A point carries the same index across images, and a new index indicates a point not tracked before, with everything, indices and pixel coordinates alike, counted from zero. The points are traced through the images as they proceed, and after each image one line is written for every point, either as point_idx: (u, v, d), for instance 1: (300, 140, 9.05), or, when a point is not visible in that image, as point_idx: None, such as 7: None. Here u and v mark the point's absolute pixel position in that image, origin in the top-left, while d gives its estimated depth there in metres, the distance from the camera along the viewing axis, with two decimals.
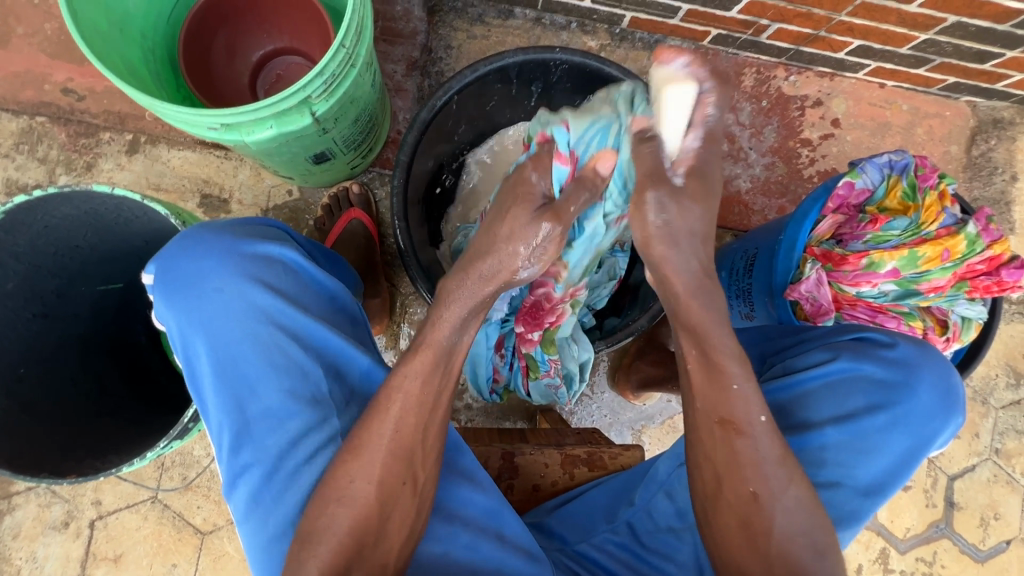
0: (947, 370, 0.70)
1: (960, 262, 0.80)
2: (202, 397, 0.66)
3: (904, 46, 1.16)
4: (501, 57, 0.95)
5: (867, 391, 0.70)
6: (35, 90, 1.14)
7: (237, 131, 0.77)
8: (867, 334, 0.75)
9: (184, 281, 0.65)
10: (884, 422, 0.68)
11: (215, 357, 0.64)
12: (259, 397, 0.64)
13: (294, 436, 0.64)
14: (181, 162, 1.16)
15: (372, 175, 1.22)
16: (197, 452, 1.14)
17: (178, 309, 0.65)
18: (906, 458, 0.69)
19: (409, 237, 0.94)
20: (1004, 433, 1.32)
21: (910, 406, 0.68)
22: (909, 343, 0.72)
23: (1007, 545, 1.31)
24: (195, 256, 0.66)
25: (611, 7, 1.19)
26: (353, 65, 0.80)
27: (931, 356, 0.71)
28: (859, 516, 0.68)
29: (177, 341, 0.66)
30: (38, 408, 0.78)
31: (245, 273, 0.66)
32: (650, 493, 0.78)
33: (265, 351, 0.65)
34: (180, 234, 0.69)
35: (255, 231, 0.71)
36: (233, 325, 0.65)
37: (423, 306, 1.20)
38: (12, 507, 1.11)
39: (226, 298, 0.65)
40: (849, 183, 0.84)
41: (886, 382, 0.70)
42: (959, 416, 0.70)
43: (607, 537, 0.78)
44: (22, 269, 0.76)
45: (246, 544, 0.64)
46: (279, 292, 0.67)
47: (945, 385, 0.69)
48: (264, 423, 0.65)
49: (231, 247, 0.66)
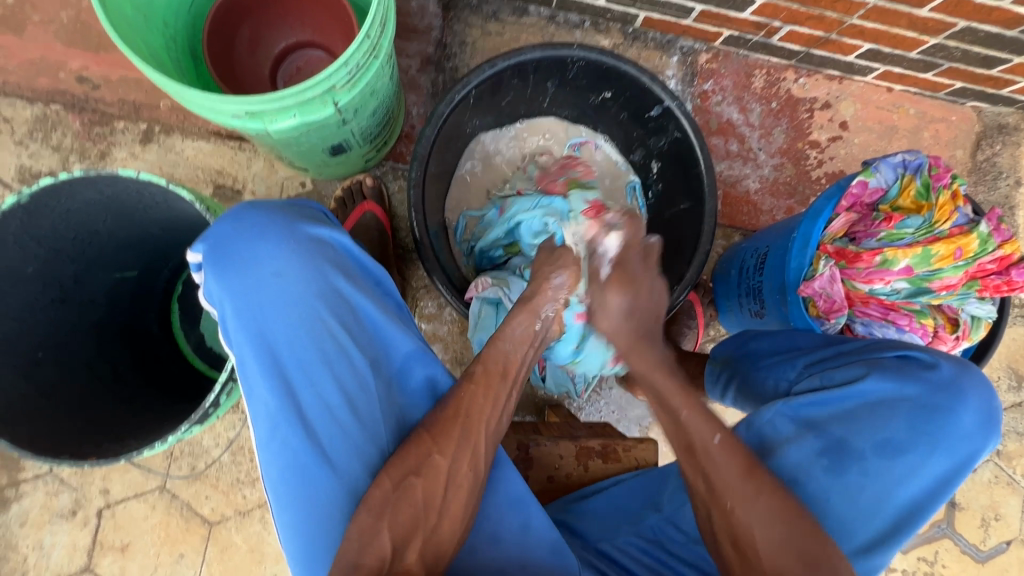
0: (987, 393, 0.70)
1: (972, 261, 0.81)
2: (248, 380, 0.64)
3: (913, 51, 1.17)
4: (520, 53, 0.96)
5: (908, 415, 0.69)
6: (50, 78, 1.14)
7: (260, 120, 0.77)
8: (912, 351, 0.74)
9: (241, 264, 0.64)
10: (926, 447, 0.68)
11: (269, 343, 0.64)
12: (312, 381, 0.64)
13: (343, 426, 0.65)
14: (195, 153, 1.17)
15: (385, 169, 1.23)
16: (207, 442, 1.14)
17: (233, 291, 0.64)
18: (940, 481, 0.69)
19: (425, 229, 0.94)
20: (1006, 435, 1.34)
21: (952, 428, 0.68)
22: (951, 364, 0.71)
23: (1007, 546, 1.33)
24: (253, 239, 0.65)
25: (626, 7, 1.20)
26: (376, 56, 0.80)
27: (972, 376, 0.70)
28: (890, 537, 0.69)
29: (228, 324, 0.65)
30: (57, 393, 0.78)
31: (303, 260, 0.66)
32: (678, 502, 0.78)
33: (320, 339, 0.65)
34: (229, 214, 0.67)
35: (306, 216, 0.71)
36: (289, 311, 0.65)
37: (435, 300, 1.21)
38: (19, 495, 1.11)
39: (284, 283, 0.65)
40: (863, 182, 0.84)
41: (930, 404, 0.69)
42: (997, 438, 0.70)
43: (629, 539, 0.77)
44: (42, 253, 0.76)
45: (287, 529, 0.63)
46: (333, 279, 0.67)
47: (987, 410, 0.69)
48: (314, 407, 0.64)
49: (288, 231, 0.66)
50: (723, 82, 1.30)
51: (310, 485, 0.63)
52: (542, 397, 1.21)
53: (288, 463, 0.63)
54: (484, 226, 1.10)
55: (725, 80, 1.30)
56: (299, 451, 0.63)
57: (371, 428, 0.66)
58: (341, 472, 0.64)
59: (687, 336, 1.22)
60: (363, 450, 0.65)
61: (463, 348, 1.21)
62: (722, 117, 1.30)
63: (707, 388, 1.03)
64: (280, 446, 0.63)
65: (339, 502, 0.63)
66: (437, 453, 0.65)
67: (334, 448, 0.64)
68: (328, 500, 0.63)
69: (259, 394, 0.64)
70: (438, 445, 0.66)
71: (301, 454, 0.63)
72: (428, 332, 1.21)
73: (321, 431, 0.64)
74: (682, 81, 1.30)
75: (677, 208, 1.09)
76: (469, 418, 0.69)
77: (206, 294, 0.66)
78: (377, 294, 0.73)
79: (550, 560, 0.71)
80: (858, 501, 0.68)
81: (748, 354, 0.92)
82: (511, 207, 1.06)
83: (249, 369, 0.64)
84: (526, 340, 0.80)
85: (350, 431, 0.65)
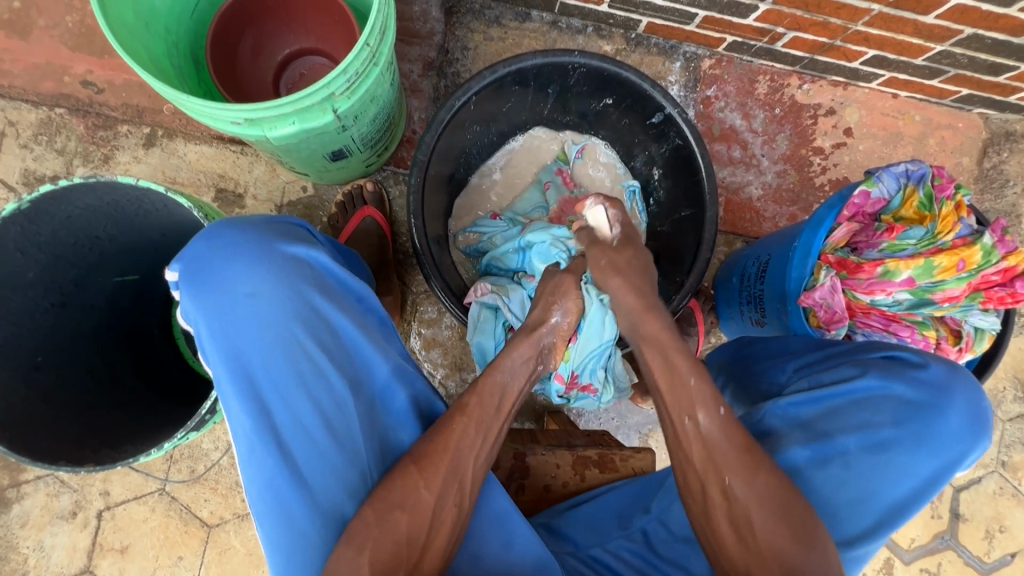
0: (977, 395, 0.68)
1: (975, 272, 0.80)
2: (224, 399, 0.65)
3: (918, 57, 1.16)
4: (520, 59, 0.96)
5: (895, 412, 0.69)
6: (55, 82, 1.15)
7: (259, 127, 0.77)
8: (898, 352, 0.73)
9: (215, 284, 0.65)
10: (911, 443, 0.67)
11: (242, 363, 0.64)
12: (287, 400, 0.64)
13: (319, 447, 0.65)
14: (198, 157, 1.17)
15: (386, 174, 1.23)
16: (206, 445, 1.15)
17: (208, 312, 0.64)
18: (930, 481, 0.67)
19: (425, 237, 0.94)
20: (1011, 446, 1.32)
21: (938, 428, 0.67)
22: (941, 365, 0.69)
23: (1011, 558, 1.31)
24: (227, 259, 0.65)
25: (628, 12, 1.20)
26: (375, 64, 0.80)
27: (962, 381, 0.68)
28: (875, 534, 0.67)
29: (203, 344, 0.65)
30: (55, 397, 0.78)
31: (278, 278, 0.66)
32: (667, 502, 0.79)
33: (295, 357, 0.65)
34: (205, 233, 0.68)
35: (284, 233, 0.71)
36: (263, 331, 0.65)
37: (435, 305, 1.21)
38: (20, 496, 1.11)
39: (257, 303, 0.65)
40: (865, 192, 0.83)
41: (918, 403, 0.68)
42: (986, 440, 0.67)
43: (621, 543, 0.78)
44: (43, 258, 0.77)
45: (265, 548, 0.64)
46: (308, 297, 0.67)
47: (975, 411, 0.67)
48: (290, 426, 0.64)
49: (264, 250, 0.67)
50: (726, 88, 1.29)
51: (286, 506, 0.63)
52: (541, 403, 1.21)
53: (264, 483, 0.63)
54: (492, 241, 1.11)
55: (727, 86, 1.29)
56: (274, 472, 0.63)
57: (350, 447, 0.66)
58: (318, 494, 0.64)
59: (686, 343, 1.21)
60: (341, 470, 0.65)
61: (461, 353, 1.21)
62: (725, 123, 1.29)
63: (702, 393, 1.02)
64: (256, 466, 0.63)
65: (316, 521, 0.63)
66: (424, 487, 0.65)
67: (311, 468, 0.64)
68: (305, 520, 0.63)
69: (235, 414, 0.64)
70: (426, 479, 0.65)
71: (276, 474, 0.63)
72: (428, 338, 1.21)
73: (297, 451, 0.64)
74: (685, 87, 1.30)
75: (678, 215, 1.08)
76: (457, 452, 0.68)
77: (182, 313, 0.67)
78: (356, 312, 0.73)
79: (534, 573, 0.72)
80: (837, 494, 0.68)
81: (744, 358, 0.92)
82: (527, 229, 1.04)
83: (224, 388, 0.64)
84: (525, 363, 0.81)
85: (327, 451, 0.65)
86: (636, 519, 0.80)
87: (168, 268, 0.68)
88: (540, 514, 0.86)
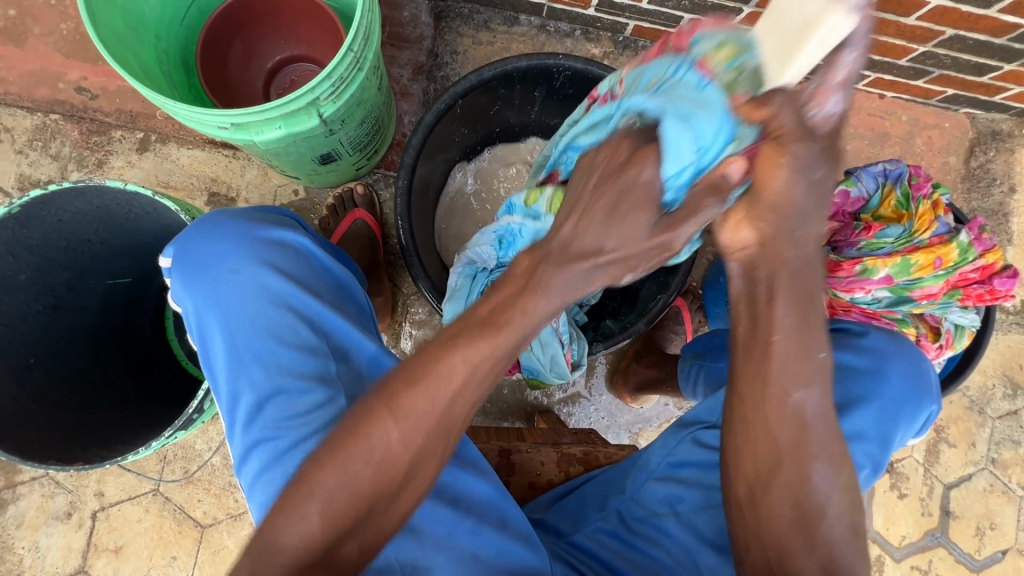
0: (917, 358, 0.73)
1: (953, 270, 0.81)
2: (216, 374, 0.68)
3: (902, 58, 1.17)
4: (505, 62, 0.97)
5: (843, 378, 0.72)
6: (49, 89, 1.16)
7: (246, 131, 0.78)
8: (841, 325, 0.79)
9: (202, 264, 0.68)
10: (863, 405, 0.70)
11: (230, 338, 0.67)
12: (272, 375, 0.66)
13: (303, 416, 0.66)
14: (190, 161, 1.19)
15: (377, 176, 1.24)
16: (199, 446, 1.16)
17: (197, 291, 0.67)
18: (883, 443, 0.70)
19: (412, 236, 0.95)
20: (1000, 443, 1.33)
21: (884, 390, 0.71)
22: (879, 334, 0.76)
23: (1002, 555, 1.32)
24: (213, 240, 0.69)
25: (615, 16, 1.22)
26: (360, 69, 0.82)
27: (901, 343, 0.74)
28: None
29: (194, 322, 0.68)
30: (47, 398, 0.80)
31: (261, 257, 0.69)
32: (641, 483, 0.79)
33: (276, 329, 0.67)
34: (197, 220, 0.72)
35: (269, 219, 0.74)
36: (248, 307, 0.67)
37: (425, 307, 1.22)
38: (16, 497, 1.13)
39: (241, 280, 0.68)
40: (844, 192, 0.85)
41: (863, 368, 0.72)
42: (929, 402, 0.72)
43: (597, 525, 0.78)
44: (35, 261, 0.78)
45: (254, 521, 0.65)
46: (287, 272, 0.70)
47: (914, 372, 0.72)
48: (274, 400, 0.66)
49: (247, 231, 0.70)
50: None
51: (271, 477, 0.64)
52: (532, 403, 1.22)
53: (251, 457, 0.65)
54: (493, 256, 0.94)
55: None
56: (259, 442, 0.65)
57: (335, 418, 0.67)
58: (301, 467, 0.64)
59: (673, 342, 1.22)
60: None
61: None
62: None
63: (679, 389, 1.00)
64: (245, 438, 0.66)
65: None
66: (397, 439, 0.55)
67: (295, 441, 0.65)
68: None
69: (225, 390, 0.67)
70: (400, 428, 0.55)
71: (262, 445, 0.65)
72: (419, 338, 1.22)
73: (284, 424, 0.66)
74: None
75: None
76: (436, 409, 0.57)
77: (174, 296, 0.70)
78: (338, 289, 0.75)
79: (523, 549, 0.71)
80: None
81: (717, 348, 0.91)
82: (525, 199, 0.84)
83: (216, 362, 0.68)
84: None
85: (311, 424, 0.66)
86: (612, 501, 0.80)
87: (162, 255, 0.71)
88: (533, 508, 0.88)
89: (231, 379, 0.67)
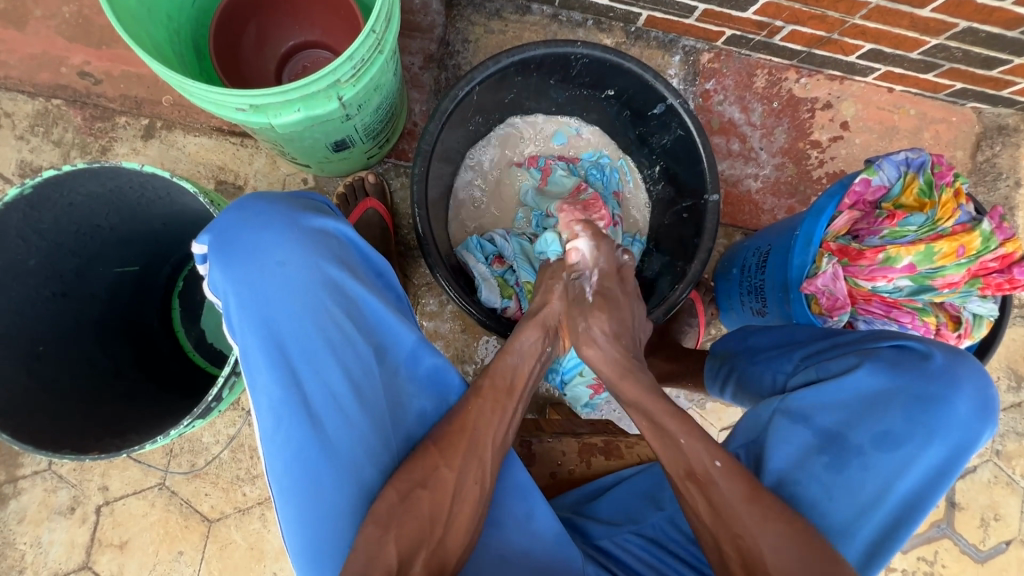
0: (984, 379, 0.69)
1: (974, 259, 0.81)
2: (251, 368, 0.65)
3: (914, 51, 1.18)
4: (523, 50, 0.95)
5: (905, 408, 0.69)
6: (51, 73, 1.14)
7: (264, 114, 0.77)
8: (906, 341, 0.73)
9: (246, 253, 0.65)
10: (922, 437, 0.67)
11: (273, 331, 0.65)
12: (316, 370, 0.65)
13: (349, 417, 0.66)
14: (197, 148, 1.16)
15: (387, 166, 1.23)
16: (206, 439, 1.14)
17: (239, 281, 0.65)
18: (939, 470, 0.68)
19: (428, 224, 0.94)
20: (1005, 435, 1.34)
21: (945, 416, 0.67)
22: (943, 352, 0.70)
23: (1006, 546, 1.33)
24: (258, 229, 0.66)
25: (628, 6, 1.21)
26: (380, 51, 0.80)
27: (967, 364, 0.69)
28: (893, 530, 0.68)
29: (233, 315, 0.65)
30: (58, 388, 0.77)
31: (306, 249, 0.67)
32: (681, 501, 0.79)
33: (323, 326, 0.66)
34: (232, 206, 0.69)
35: (309, 207, 0.72)
36: (293, 300, 0.65)
37: (437, 298, 1.21)
38: (17, 491, 1.10)
39: (288, 272, 0.66)
40: (866, 180, 0.85)
41: (925, 394, 0.68)
42: (993, 426, 0.69)
43: (629, 536, 0.77)
44: (44, 246, 0.76)
45: (287, 516, 0.64)
46: (338, 269, 0.69)
47: (982, 396, 0.68)
48: (318, 395, 0.65)
49: (293, 220, 0.68)
50: (724, 82, 1.31)
51: (314, 477, 0.63)
52: (545, 395, 1.19)
53: (293, 454, 0.63)
54: (512, 251, 1.08)
55: (726, 79, 1.31)
56: (303, 443, 0.64)
57: (376, 413, 0.67)
58: (347, 466, 0.65)
59: (687, 334, 1.22)
60: (367, 440, 0.66)
61: (463, 345, 1.21)
62: (724, 117, 1.31)
63: (706, 384, 1.01)
64: (284, 435, 0.64)
65: (347, 495, 0.64)
66: (444, 465, 0.67)
67: (338, 438, 0.65)
68: (332, 490, 0.64)
69: (263, 385, 0.64)
70: (445, 457, 0.68)
71: (305, 441, 0.64)
72: (430, 330, 1.21)
73: (325, 419, 0.65)
74: (684, 80, 1.31)
75: (678, 208, 1.09)
76: (476, 431, 0.71)
77: (211, 284, 0.67)
78: (380, 286, 0.74)
79: (549, 552, 0.72)
80: (858, 496, 0.68)
81: (747, 349, 0.92)
82: (511, 258, 1.07)
83: (255, 359, 0.65)
84: (531, 347, 0.84)
85: (353, 419, 0.66)
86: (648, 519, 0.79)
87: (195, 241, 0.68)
88: (565, 499, 0.88)
89: (269, 374, 0.64)
